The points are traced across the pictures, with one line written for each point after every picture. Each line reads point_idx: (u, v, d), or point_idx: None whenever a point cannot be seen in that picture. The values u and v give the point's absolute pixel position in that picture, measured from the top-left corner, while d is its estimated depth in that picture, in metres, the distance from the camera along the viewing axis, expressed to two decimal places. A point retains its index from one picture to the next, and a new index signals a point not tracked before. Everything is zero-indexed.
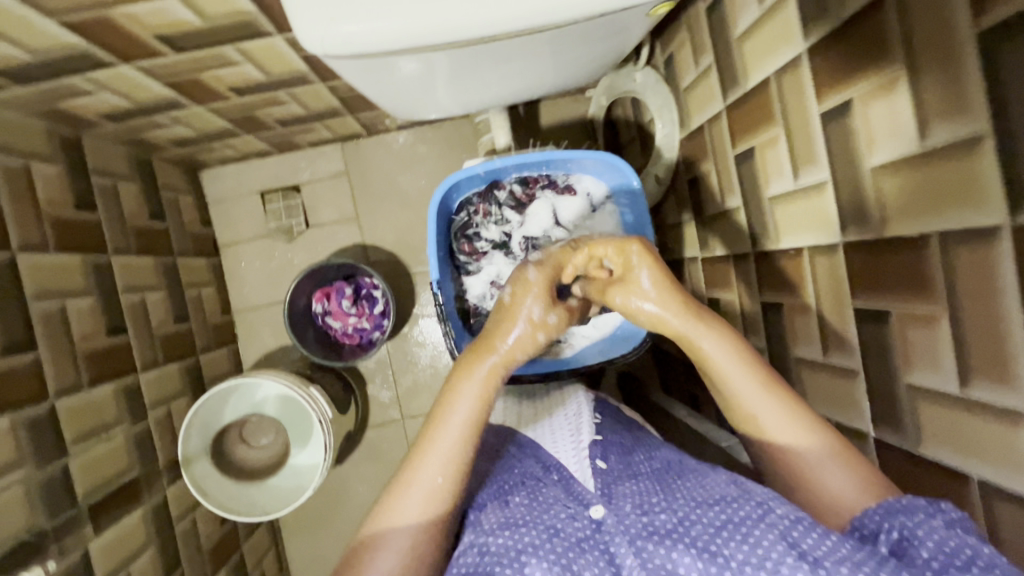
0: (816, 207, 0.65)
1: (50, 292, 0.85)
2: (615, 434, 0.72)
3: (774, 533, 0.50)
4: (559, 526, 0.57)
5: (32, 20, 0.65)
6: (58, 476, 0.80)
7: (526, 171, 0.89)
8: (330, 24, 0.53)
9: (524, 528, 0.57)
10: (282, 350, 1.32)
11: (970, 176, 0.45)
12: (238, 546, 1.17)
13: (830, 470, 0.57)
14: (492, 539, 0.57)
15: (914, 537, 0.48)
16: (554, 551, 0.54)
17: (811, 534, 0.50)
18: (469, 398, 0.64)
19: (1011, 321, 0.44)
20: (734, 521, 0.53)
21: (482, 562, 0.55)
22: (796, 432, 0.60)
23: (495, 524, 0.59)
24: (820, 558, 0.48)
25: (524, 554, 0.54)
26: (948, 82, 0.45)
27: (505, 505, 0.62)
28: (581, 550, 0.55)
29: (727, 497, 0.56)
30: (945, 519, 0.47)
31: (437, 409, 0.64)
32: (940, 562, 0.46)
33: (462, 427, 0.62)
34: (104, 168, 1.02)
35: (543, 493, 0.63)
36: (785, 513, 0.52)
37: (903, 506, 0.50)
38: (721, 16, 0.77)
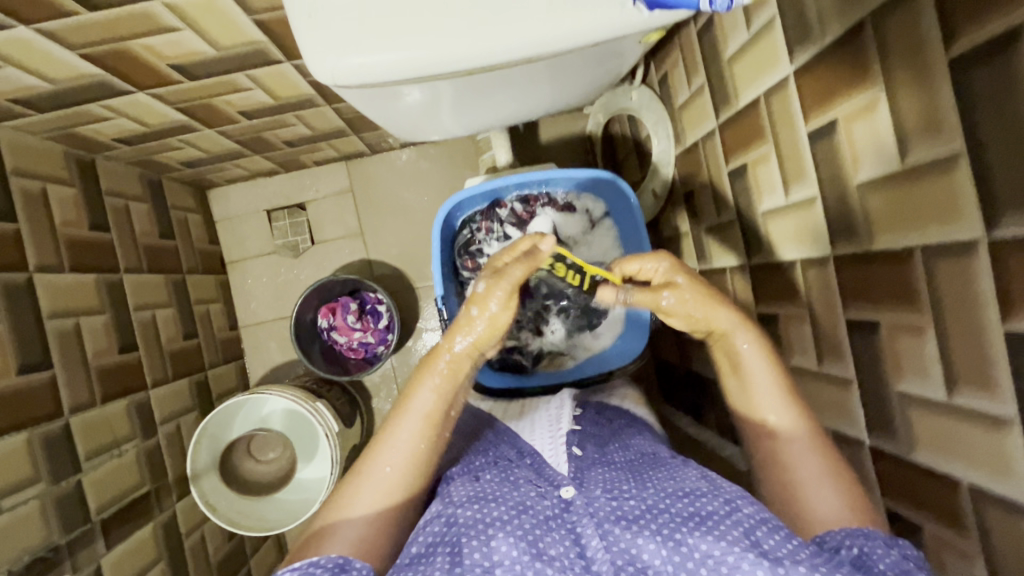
0: (807, 222, 0.67)
1: (66, 311, 0.87)
2: (591, 425, 0.77)
3: (738, 529, 0.53)
4: (529, 504, 0.60)
5: (55, 53, 0.68)
6: (72, 491, 0.82)
7: (526, 189, 0.93)
8: (339, 58, 0.56)
9: (493, 503, 0.59)
10: (288, 365, 1.34)
11: (949, 193, 0.47)
12: (245, 560, 1.18)
13: (806, 457, 0.61)
14: (461, 511, 0.59)
15: (873, 553, 0.50)
16: (522, 527, 0.56)
17: (775, 535, 0.52)
18: (427, 389, 0.66)
19: (991, 331, 0.46)
20: (701, 514, 0.56)
21: (449, 531, 0.58)
22: (785, 418, 0.64)
23: (465, 497, 0.61)
24: (779, 553, 0.50)
25: (491, 528, 0.56)
26: (924, 104, 0.48)
27: (476, 480, 0.65)
28: (548, 528, 0.57)
29: (696, 490, 0.58)
30: (901, 552, 0.50)
31: (398, 403, 0.67)
32: (893, 572, 0.49)
33: (421, 420, 0.65)
34: (117, 190, 1.05)
35: (514, 473, 0.65)
36: (752, 512, 0.54)
37: (863, 530, 0.53)
38: (711, 39, 0.80)
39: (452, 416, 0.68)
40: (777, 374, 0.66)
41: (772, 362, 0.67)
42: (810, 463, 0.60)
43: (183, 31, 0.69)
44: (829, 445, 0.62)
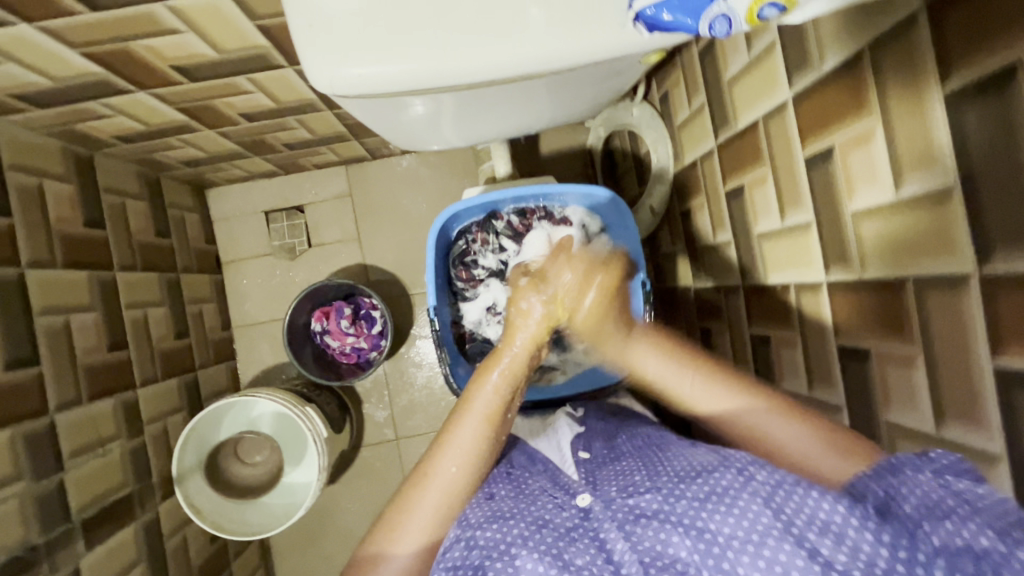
0: (802, 246, 0.67)
1: (56, 308, 0.87)
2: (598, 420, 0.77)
3: (756, 501, 0.49)
4: (547, 518, 0.58)
5: (56, 51, 0.68)
6: (53, 490, 0.81)
7: (523, 202, 0.93)
8: (339, 68, 0.56)
9: (512, 520, 0.57)
10: (279, 367, 1.34)
11: (944, 227, 0.47)
12: (227, 563, 1.17)
13: (771, 426, 0.57)
14: (480, 533, 0.56)
15: (899, 495, 0.46)
16: (544, 542, 0.55)
17: (795, 495, 0.48)
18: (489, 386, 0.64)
19: (980, 366, 0.46)
20: (717, 492, 0.52)
21: (470, 556, 0.54)
22: (737, 402, 0.60)
23: (483, 517, 0.58)
24: (801, 525, 0.47)
25: (514, 546, 0.54)
26: (920, 137, 0.48)
27: (490, 499, 0.62)
28: (571, 539, 0.55)
29: (707, 467, 0.55)
30: (932, 471, 0.45)
31: (460, 403, 0.64)
32: (921, 514, 0.44)
33: (483, 416, 0.63)
34: (114, 186, 1.05)
35: (527, 485, 0.64)
36: (766, 479, 0.50)
37: (890, 464, 0.48)
38: (713, 60, 0.81)
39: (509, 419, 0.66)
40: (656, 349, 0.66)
41: (703, 368, 0.63)
42: (781, 429, 0.57)
43: (185, 33, 0.69)
44: (789, 402, 0.58)
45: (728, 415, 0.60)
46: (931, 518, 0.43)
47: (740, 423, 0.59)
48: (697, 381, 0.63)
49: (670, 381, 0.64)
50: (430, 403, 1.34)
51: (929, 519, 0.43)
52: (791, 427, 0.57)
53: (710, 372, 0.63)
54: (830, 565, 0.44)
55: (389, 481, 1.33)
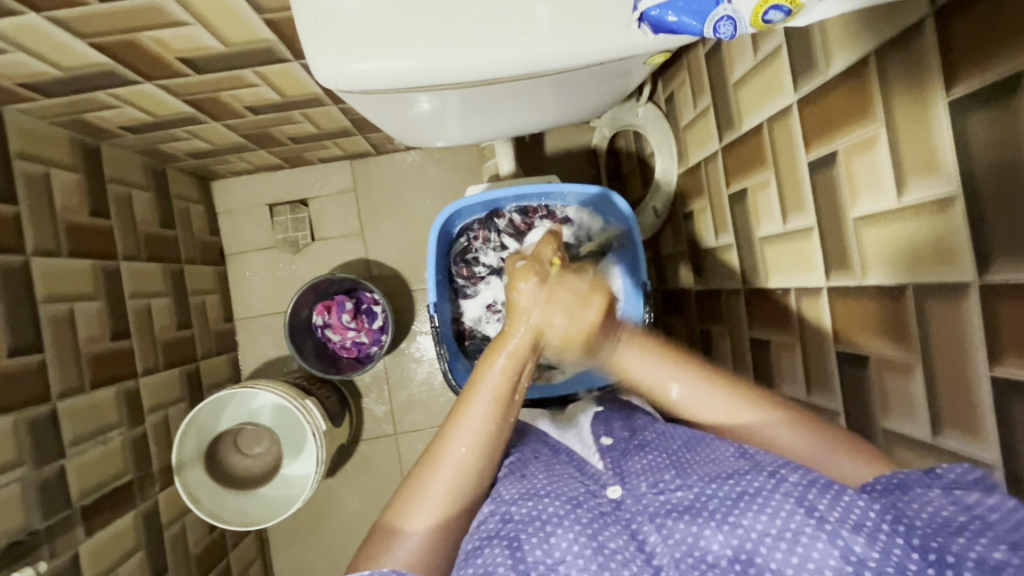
0: (803, 250, 0.67)
1: (60, 296, 0.87)
2: (617, 411, 0.74)
3: (790, 502, 0.47)
4: (582, 498, 0.55)
5: (64, 40, 0.69)
6: (54, 476, 0.82)
7: (526, 201, 0.93)
8: (344, 64, 0.56)
9: (547, 498, 0.54)
10: (280, 359, 1.34)
11: (946, 235, 0.47)
12: (225, 553, 1.18)
13: (785, 440, 0.57)
14: (515, 508, 0.54)
15: (909, 509, 0.46)
16: (581, 521, 0.52)
17: (826, 497, 0.47)
18: (495, 372, 0.63)
19: (977, 376, 0.46)
20: (749, 492, 0.50)
21: (505, 528, 0.52)
22: (748, 414, 0.60)
23: (517, 495, 0.56)
24: (833, 522, 0.45)
25: (550, 524, 0.52)
26: (923, 144, 0.48)
27: (522, 477, 0.60)
28: (605, 523, 0.52)
29: (738, 470, 0.53)
30: (942, 487, 0.45)
31: (467, 386, 0.64)
32: (932, 529, 0.44)
33: (491, 400, 0.62)
34: (120, 176, 1.06)
35: (557, 468, 0.61)
36: (798, 481, 0.49)
37: (897, 477, 0.48)
38: (719, 62, 0.80)
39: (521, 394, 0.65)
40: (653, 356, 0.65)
41: (700, 373, 0.63)
42: (797, 441, 0.57)
43: (192, 26, 0.70)
44: (805, 413, 0.58)
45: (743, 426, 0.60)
46: (943, 533, 0.43)
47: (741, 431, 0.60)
48: (693, 386, 0.63)
49: (658, 385, 0.64)
50: (429, 399, 1.35)
51: (943, 534, 0.43)
52: (803, 440, 0.57)
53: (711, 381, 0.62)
54: (863, 565, 0.43)
55: (387, 475, 1.34)
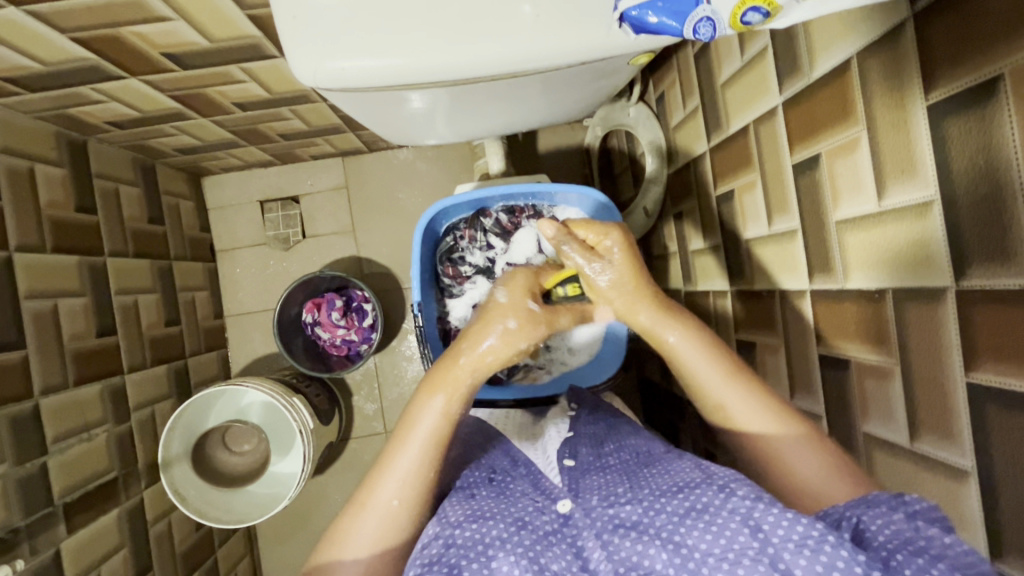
0: (787, 253, 0.67)
1: (44, 292, 0.87)
2: (590, 426, 0.73)
3: (735, 519, 0.47)
4: (527, 519, 0.55)
5: (44, 35, 0.68)
6: (36, 473, 0.81)
7: (512, 201, 0.92)
8: (323, 61, 0.56)
9: (491, 520, 0.54)
10: (270, 357, 1.34)
11: (925, 239, 0.47)
12: (212, 551, 1.17)
13: (798, 457, 0.56)
14: (459, 532, 0.54)
15: (869, 526, 0.46)
16: (523, 544, 0.52)
17: (770, 511, 0.46)
18: (433, 414, 0.61)
19: (953, 380, 0.46)
20: (697, 508, 0.50)
21: (446, 553, 0.52)
22: (764, 422, 0.59)
23: (462, 516, 0.56)
24: (776, 542, 0.45)
25: (491, 548, 0.52)
26: (902, 149, 0.48)
27: (470, 499, 0.59)
28: (549, 543, 0.52)
29: (689, 483, 0.53)
30: (906, 512, 0.45)
31: (401, 426, 0.62)
32: (894, 546, 0.43)
33: (421, 449, 0.60)
34: (108, 172, 1.05)
35: (510, 487, 0.61)
36: (746, 494, 0.49)
37: (865, 499, 0.48)
38: (707, 63, 0.80)
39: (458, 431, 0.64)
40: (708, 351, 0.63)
41: (746, 382, 0.61)
42: (806, 462, 0.56)
43: (175, 21, 0.69)
44: (819, 434, 0.57)
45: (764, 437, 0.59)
46: (904, 550, 0.43)
47: (766, 443, 0.58)
48: (737, 393, 0.61)
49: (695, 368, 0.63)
50: None
51: (903, 552, 0.42)
52: (810, 460, 0.55)
53: (746, 390, 0.61)
54: None
55: None
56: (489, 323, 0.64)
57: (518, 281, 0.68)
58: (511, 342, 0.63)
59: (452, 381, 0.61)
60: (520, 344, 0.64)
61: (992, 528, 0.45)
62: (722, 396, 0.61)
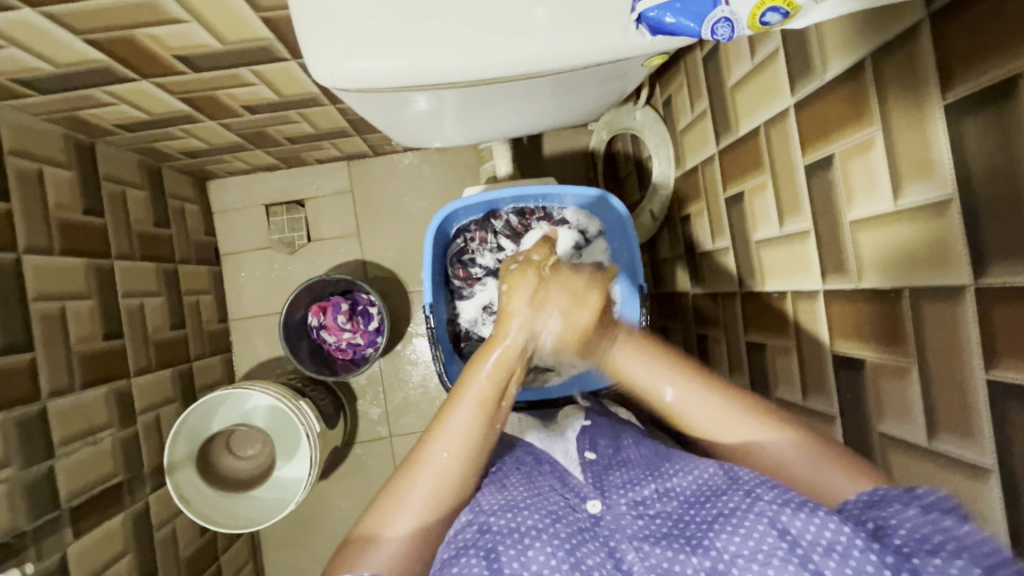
0: (799, 253, 0.67)
1: (52, 294, 0.87)
2: (603, 420, 0.74)
3: (763, 523, 0.47)
4: (561, 513, 0.54)
5: (58, 36, 0.68)
6: (42, 477, 0.80)
7: (523, 203, 0.93)
8: (340, 61, 0.56)
9: (526, 511, 0.54)
10: (274, 360, 1.34)
11: (941, 239, 0.47)
12: (216, 557, 1.16)
13: (804, 467, 0.54)
14: (494, 519, 0.53)
15: (890, 527, 0.46)
16: (559, 536, 0.51)
17: (799, 516, 0.46)
18: (482, 379, 0.61)
19: (972, 378, 0.46)
20: (724, 513, 0.50)
21: (481, 539, 0.51)
22: (756, 431, 0.58)
23: (496, 506, 0.55)
24: (806, 546, 0.45)
25: (527, 537, 0.51)
26: (920, 148, 0.48)
27: (503, 488, 0.59)
28: (583, 539, 0.52)
29: (716, 489, 0.53)
30: (920, 506, 0.46)
31: (451, 392, 0.61)
32: (910, 547, 0.44)
33: (475, 407, 0.60)
34: (115, 175, 1.05)
35: (538, 480, 0.61)
36: (773, 499, 0.48)
37: (875, 493, 0.49)
38: (716, 66, 0.81)
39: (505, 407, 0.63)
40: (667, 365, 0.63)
41: (703, 379, 0.61)
42: (822, 471, 0.53)
43: (189, 23, 0.69)
44: (817, 437, 0.55)
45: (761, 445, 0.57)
46: (921, 552, 0.43)
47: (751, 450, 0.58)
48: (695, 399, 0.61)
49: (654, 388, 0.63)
50: (425, 401, 1.34)
51: (919, 553, 0.43)
52: (826, 470, 0.53)
53: (713, 392, 0.60)
54: None
55: (382, 478, 1.33)
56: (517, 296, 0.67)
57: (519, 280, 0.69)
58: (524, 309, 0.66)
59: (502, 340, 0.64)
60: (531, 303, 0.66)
61: (1012, 528, 0.45)
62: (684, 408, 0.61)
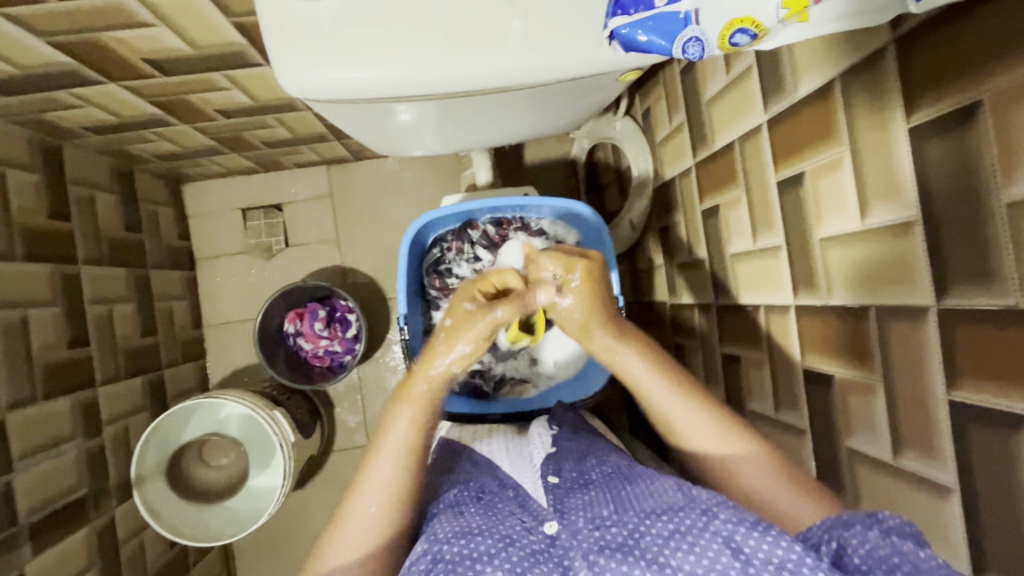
0: (771, 268, 0.67)
1: (13, 302, 0.84)
2: (570, 442, 0.70)
3: (717, 541, 0.47)
4: (515, 536, 0.54)
5: (19, 38, 0.66)
6: (0, 492, 0.78)
7: (500, 213, 0.93)
8: (311, 71, 0.55)
9: (479, 537, 0.53)
10: (250, 368, 1.31)
11: (906, 259, 0.48)
12: (186, 570, 1.13)
13: (761, 480, 0.57)
14: (447, 547, 0.53)
15: (850, 546, 0.46)
16: (510, 560, 0.51)
17: (754, 535, 0.46)
18: (403, 422, 0.63)
19: (935, 396, 0.47)
20: (681, 531, 0.49)
21: (434, 570, 0.51)
22: (730, 446, 0.60)
23: (450, 533, 0.55)
24: (757, 564, 0.45)
25: (479, 562, 0.51)
26: (885, 170, 0.49)
27: (459, 516, 0.58)
28: (537, 561, 0.51)
29: (672, 506, 0.52)
30: (881, 529, 0.45)
31: (376, 439, 0.63)
32: (868, 566, 0.44)
33: (397, 455, 0.61)
34: (83, 178, 1.02)
35: (497, 507, 0.59)
36: (728, 517, 0.48)
37: (841, 518, 0.48)
38: (692, 80, 0.81)
39: (434, 442, 0.65)
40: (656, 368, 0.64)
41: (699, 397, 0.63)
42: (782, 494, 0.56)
43: (158, 27, 0.68)
44: (779, 453, 0.58)
45: (724, 456, 0.60)
46: (878, 571, 0.43)
47: (726, 467, 0.59)
48: (682, 405, 0.62)
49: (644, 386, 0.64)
50: None
51: (878, 572, 0.43)
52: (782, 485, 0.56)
53: (701, 406, 0.62)
54: None
55: None
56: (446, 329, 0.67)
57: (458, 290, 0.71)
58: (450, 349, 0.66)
59: (416, 391, 0.64)
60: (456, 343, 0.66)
61: (973, 546, 0.46)
62: (670, 411, 0.63)
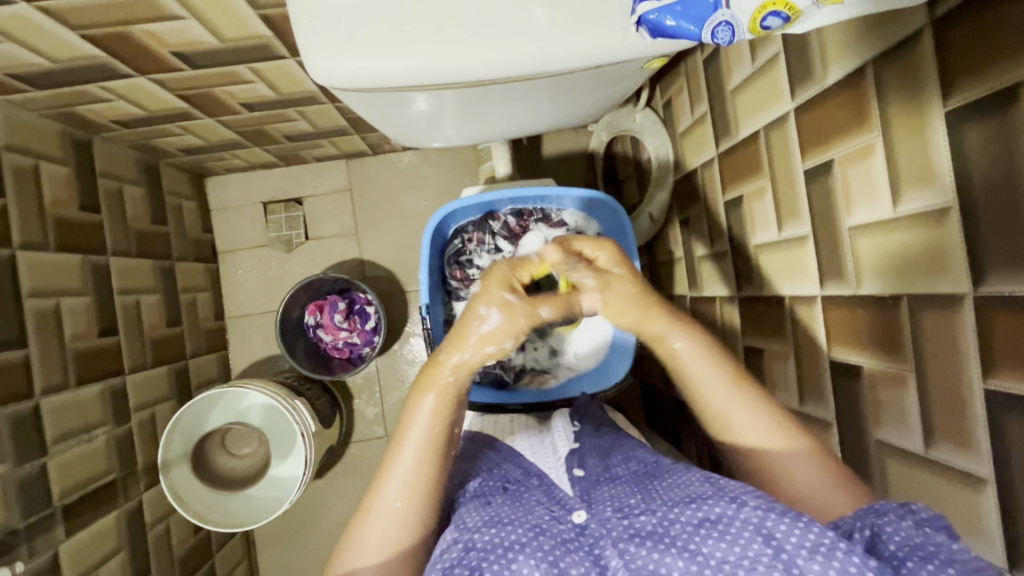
0: (797, 259, 0.67)
1: (46, 291, 0.86)
2: (594, 439, 0.70)
3: (749, 530, 0.47)
4: (545, 526, 0.54)
5: (53, 32, 0.68)
6: (35, 475, 0.80)
7: (521, 204, 0.93)
8: (338, 59, 0.56)
9: (510, 525, 0.54)
10: (271, 359, 1.33)
11: (941, 246, 0.47)
12: (210, 555, 1.16)
13: (806, 476, 0.57)
14: (478, 536, 0.53)
15: (884, 533, 0.46)
16: (542, 549, 0.51)
17: (782, 521, 0.46)
18: (424, 414, 0.61)
19: (970, 386, 0.46)
20: (710, 519, 0.49)
21: (466, 557, 0.51)
22: (775, 440, 0.59)
23: (479, 522, 0.55)
24: (789, 550, 0.45)
25: (511, 551, 0.51)
26: (920, 155, 0.48)
27: (487, 505, 0.58)
28: (568, 549, 0.52)
29: (700, 494, 0.52)
30: (914, 519, 0.45)
31: (397, 429, 0.62)
32: (904, 552, 0.44)
33: (419, 449, 0.60)
34: (111, 171, 1.04)
35: (523, 496, 0.59)
36: (757, 505, 0.48)
37: (873, 507, 0.48)
38: (716, 70, 0.80)
39: (455, 429, 0.64)
40: (717, 367, 0.62)
41: (754, 395, 0.61)
42: (824, 491, 0.56)
43: (186, 20, 0.69)
44: (826, 452, 0.58)
45: (763, 452, 0.59)
46: (914, 557, 0.43)
47: (776, 464, 0.58)
48: (742, 403, 0.61)
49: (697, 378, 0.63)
50: None
51: (913, 559, 0.43)
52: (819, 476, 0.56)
53: (759, 405, 0.61)
54: None
55: None
56: (467, 320, 0.62)
57: (496, 274, 0.64)
58: (477, 343, 0.61)
59: (440, 383, 0.61)
60: (482, 334, 0.61)
61: (1008, 538, 0.45)
62: (724, 406, 0.61)
